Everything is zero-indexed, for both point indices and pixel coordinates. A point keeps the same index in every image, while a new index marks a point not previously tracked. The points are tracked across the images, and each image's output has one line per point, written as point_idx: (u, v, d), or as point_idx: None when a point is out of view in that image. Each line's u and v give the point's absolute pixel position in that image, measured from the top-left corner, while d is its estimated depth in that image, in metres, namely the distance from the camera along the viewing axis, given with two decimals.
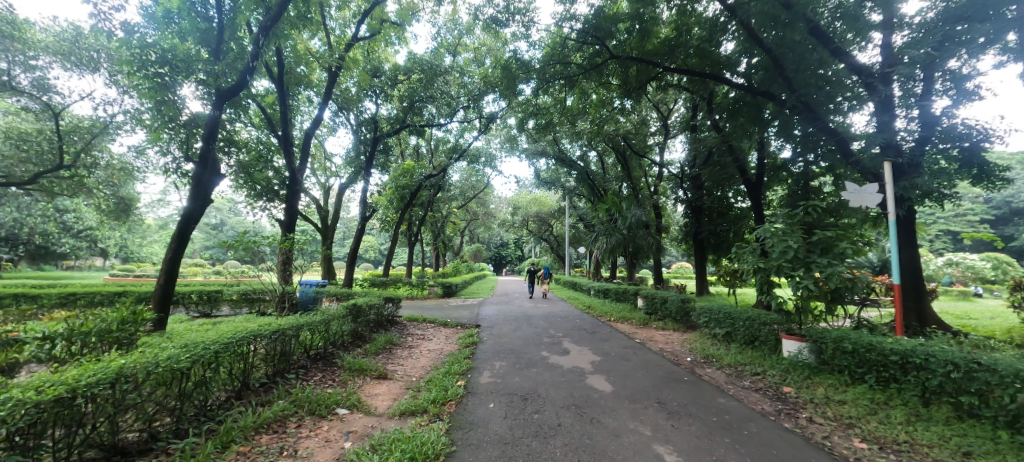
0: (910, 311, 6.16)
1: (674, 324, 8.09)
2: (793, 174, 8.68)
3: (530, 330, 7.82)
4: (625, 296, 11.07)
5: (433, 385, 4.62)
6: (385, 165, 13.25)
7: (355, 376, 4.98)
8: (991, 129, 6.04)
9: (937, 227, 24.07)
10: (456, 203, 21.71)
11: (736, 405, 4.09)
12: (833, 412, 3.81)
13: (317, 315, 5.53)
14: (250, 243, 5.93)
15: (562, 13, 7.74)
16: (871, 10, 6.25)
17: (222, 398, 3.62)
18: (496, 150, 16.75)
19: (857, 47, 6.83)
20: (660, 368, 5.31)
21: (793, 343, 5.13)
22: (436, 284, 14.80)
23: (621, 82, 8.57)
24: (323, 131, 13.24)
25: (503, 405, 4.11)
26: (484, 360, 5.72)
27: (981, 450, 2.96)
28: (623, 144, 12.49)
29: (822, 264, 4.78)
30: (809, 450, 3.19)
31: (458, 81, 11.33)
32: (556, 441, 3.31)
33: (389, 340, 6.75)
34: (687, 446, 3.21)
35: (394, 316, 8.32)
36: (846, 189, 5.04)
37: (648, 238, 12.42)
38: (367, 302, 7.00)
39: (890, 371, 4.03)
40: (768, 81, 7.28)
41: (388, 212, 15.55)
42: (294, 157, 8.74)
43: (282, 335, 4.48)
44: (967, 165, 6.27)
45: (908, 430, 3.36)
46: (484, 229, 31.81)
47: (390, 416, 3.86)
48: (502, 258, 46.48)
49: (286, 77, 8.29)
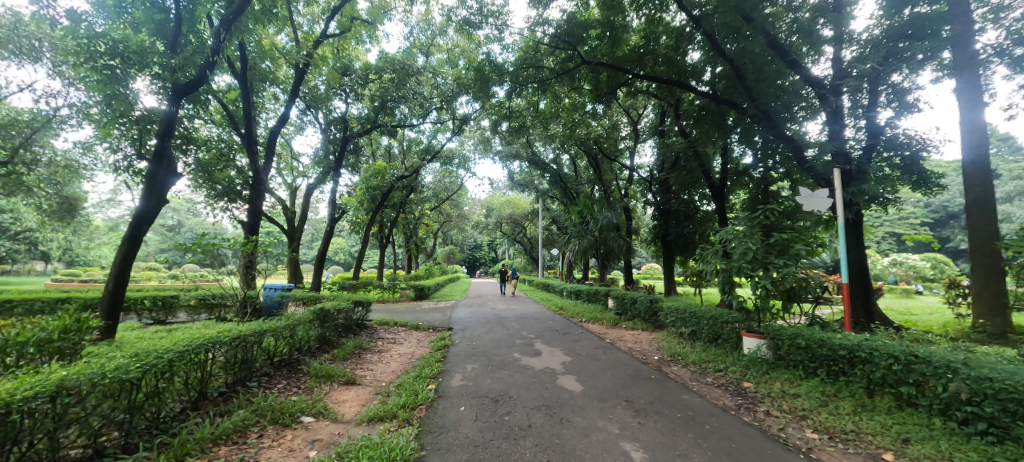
0: (857, 308, 6.56)
1: (642, 324, 8.29)
2: (754, 179, 9.08)
3: (502, 332, 7.81)
4: (596, 297, 11.25)
5: (403, 389, 4.57)
6: (356, 165, 12.89)
7: (321, 382, 4.83)
8: (928, 140, 6.57)
9: (884, 229, 25.75)
10: (429, 204, 21.43)
11: (699, 401, 4.25)
12: (788, 405, 4.02)
13: (282, 320, 5.34)
14: (208, 246, 5.62)
15: (535, 17, 7.86)
16: (823, 25, 6.66)
17: (176, 409, 3.44)
18: (470, 152, 16.70)
19: (811, 61, 7.25)
20: (629, 367, 5.44)
21: (753, 340, 5.36)
22: (408, 287, 14.56)
23: (592, 87, 8.76)
24: (290, 129, 12.82)
25: (473, 407, 4.09)
26: (456, 364, 5.68)
27: (918, 436, 3.21)
28: (595, 149, 12.71)
29: (778, 264, 5.03)
30: (767, 443, 3.34)
31: (431, 81, 11.22)
32: (526, 442, 3.33)
33: (358, 345, 6.59)
34: (652, 442, 3.30)
35: (364, 321, 8.12)
36: (800, 193, 5.36)
37: (619, 240, 12.68)
38: (336, 306, 6.80)
39: (840, 365, 4.29)
40: (730, 90, 7.63)
41: (359, 213, 15.19)
42: (257, 156, 8.39)
43: (243, 342, 4.30)
44: (908, 172, 6.78)
45: (855, 420, 3.58)
46: (458, 231, 31.60)
47: (358, 422, 3.77)
48: (476, 261, 46.05)
49: (251, 74, 7.97)
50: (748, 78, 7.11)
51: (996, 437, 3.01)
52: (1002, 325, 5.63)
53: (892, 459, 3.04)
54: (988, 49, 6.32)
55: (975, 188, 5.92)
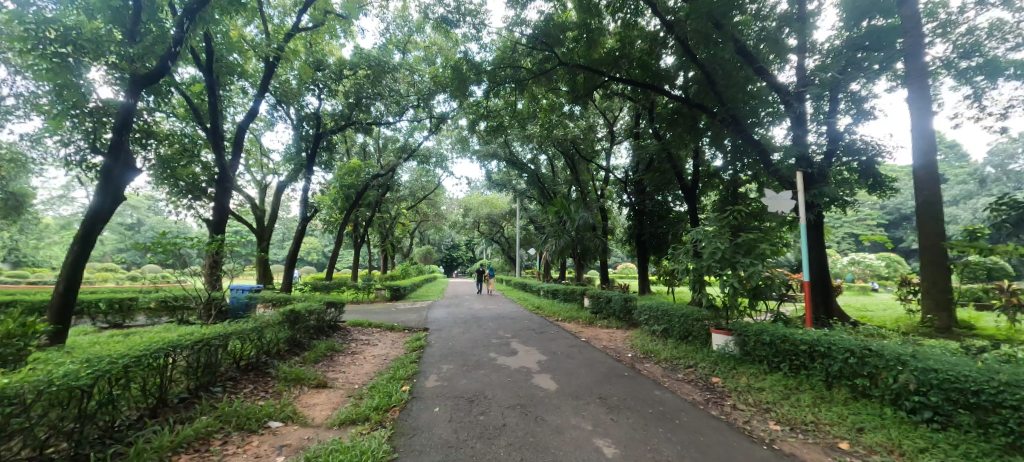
0: (818, 305, 6.88)
1: (617, 322, 8.44)
2: (724, 181, 9.39)
3: (478, 332, 7.78)
4: (573, 296, 11.37)
5: (377, 391, 4.49)
6: (330, 163, 12.57)
7: (291, 386, 4.69)
8: (883, 146, 6.96)
9: (843, 230, 27.17)
10: (405, 204, 21.13)
11: (669, 396, 4.37)
12: (753, 399, 4.18)
13: (249, 322, 5.14)
14: (169, 245, 5.34)
15: (513, 18, 7.89)
16: (788, 35, 6.95)
17: (133, 417, 3.26)
18: (447, 151, 16.57)
19: (777, 68, 7.56)
20: (603, 365, 5.53)
21: (721, 337, 5.53)
22: (383, 287, 14.33)
23: (569, 88, 8.83)
24: (260, 125, 12.39)
25: (448, 408, 4.07)
26: (431, 364, 5.62)
27: (871, 425, 3.39)
28: (572, 149, 12.86)
29: (745, 263, 5.22)
30: (732, 435, 3.46)
31: (407, 79, 11.09)
32: (500, 441, 3.33)
33: (330, 347, 6.43)
34: (624, 438, 3.37)
35: (337, 322, 7.94)
36: (765, 195, 5.57)
37: (595, 240, 12.86)
38: (307, 308, 6.61)
39: (801, 359, 4.49)
40: (702, 95, 7.85)
41: (332, 212, 14.84)
42: (224, 151, 8.07)
43: (206, 345, 4.11)
44: (865, 176, 7.18)
45: (814, 412, 3.75)
46: (435, 231, 31.31)
47: (329, 426, 3.68)
48: (453, 261, 45.71)
49: (217, 67, 7.66)
50: (718, 83, 7.34)
51: (941, 424, 3.22)
52: (947, 319, 6.02)
53: (848, 448, 3.20)
54: (936, 61, 6.76)
55: (924, 191, 6.32)
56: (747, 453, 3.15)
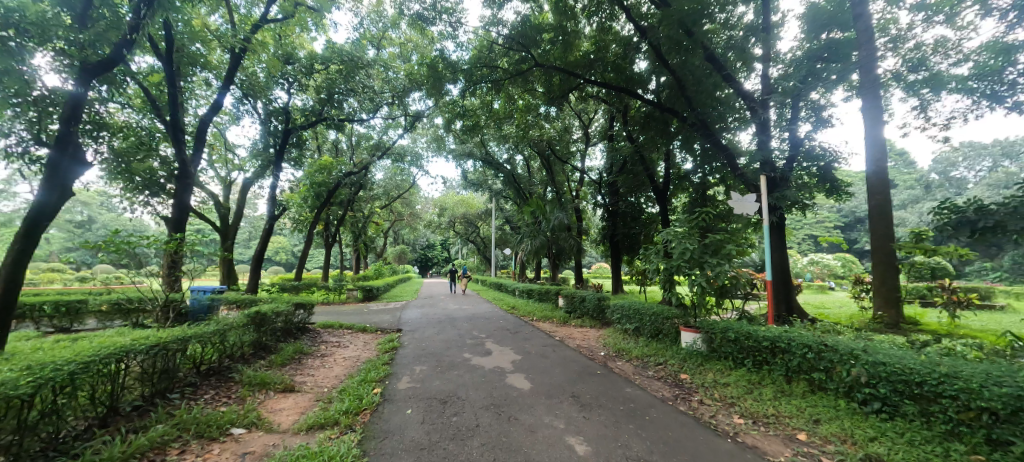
0: (780, 303, 7.20)
1: (590, 321, 8.58)
2: (693, 184, 9.68)
3: (453, 333, 7.72)
4: (547, 296, 11.45)
5: (347, 395, 4.38)
6: (299, 160, 12.18)
7: (255, 391, 4.51)
8: (839, 152, 7.36)
9: (803, 232, 28.64)
10: (379, 203, 20.73)
11: (640, 393, 4.47)
12: (719, 394, 4.34)
13: (211, 325, 4.92)
14: (122, 244, 5.02)
15: (490, 17, 7.89)
16: (754, 44, 7.24)
17: (80, 428, 3.05)
18: (423, 149, 16.38)
19: (744, 76, 7.86)
20: (576, 364, 5.60)
21: (689, 335, 5.70)
22: (355, 288, 14.01)
23: (545, 89, 8.91)
24: (224, 118, 11.85)
25: (421, 410, 4.01)
26: (403, 366, 5.54)
27: (826, 417, 3.58)
28: (548, 150, 12.97)
29: (712, 263, 5.40)
30: (699, 429, 3.58)
31: (381, 76, 10.88)
32: (473, 442, 3.31)
33: (298, 350, 6.23)
34: (595, 435, 3.42)
35: (306, 324, 7.70)
36: (731, 198, 5.78)
37: (570, 240, 13.01)
38: (273, 309, 6.38)
39: (763, 355, 4.68)
40: (673, 100, 8.06)
41: (302, 210, 14.39)
42: (184, 146, 7.68)
43: (163, 350, 3.89)
44: (823, 180, 7.58)
45: (774, 405, 3.93)
46: (410, 230, 30.88)
47: (295, 432, 3.56)
48: (428, 261, 45.19)
49: (177, 57, 7.29)
50: (689, 89, 7.56)
51: (888, 413, 3.43)
52: (895, 316, 6.43)
53: (806, 438, 3.37)
54: (887, 74, 7.24)
55: (876, 196, 6.73)
56: (713, 446, 3.26)
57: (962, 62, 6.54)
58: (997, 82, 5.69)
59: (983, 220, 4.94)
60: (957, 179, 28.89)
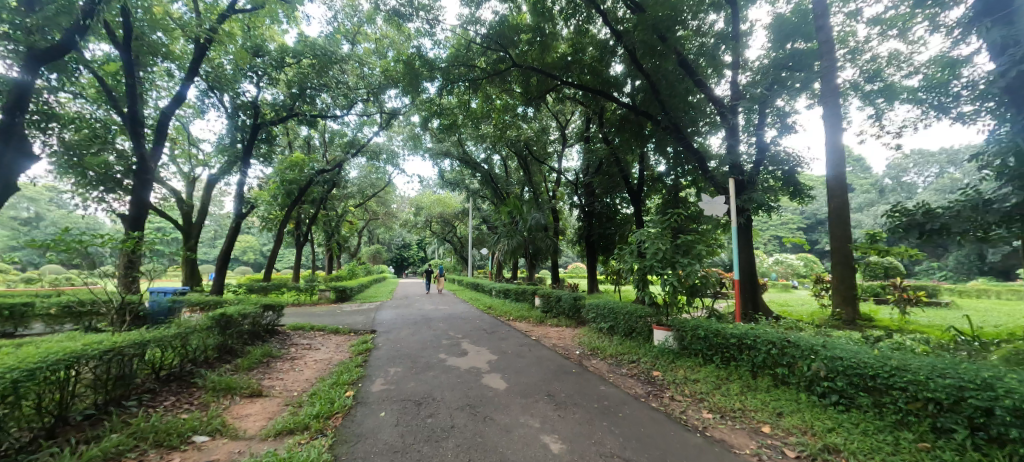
0: (747, 301, 7.48)
1: (566, 320, 8.67)
2: (666, 186, 9.94)
3: (428, 333, 7.64)
4: (523, 296, 11.49)
5: (317, 398, 4.26)
6: (269, 156, 11.75)
7: (220, 397, 4.32)
8: (802, 157, 7.72)
9: (769, 233, 29.90)
10: (353, 201, 20.30)
11: (613, 391, 4.56)
12: (689, 390, 4.47)
13: (171, 328, 4.68)
14: (74, 243, 4.72)
15: (468, 16, 7.86)
16: (725, 52, 7.50)
17: (23, 440, 2.85)
18: (399, 148, 16.13)
19: (715, 82, 8.13)
20: (552, 363, 5.64)
21: (662, 333, 5.84)
22: (328, 288, 13.67)
23: (523, 89, 8.95)
24: (188, 111, 11.31)
25: (394, 412, 3.95)
26: (377, 367, 5.44)
27: (788, 410, 3.75)
28: (525, 151, 13.02)
29: (684, 263, 5.56)
30: (669, 425, 3.68)
31: (356, 71, 10.64)
32: (447, 443, 3.29)
33: (266, 353, 6.01)
34: (570, 434, 3.45)
35: (275, 326, 7.44)
36: (702, 200, 5.96)
37: (546, 241, 13.11)
38: (240, 311, 6.13)
39: (731, 352, 4.85)
40: (647, 103, 8.25)
41: (272, 208, 13.91)
42: (143, 139, 7.29)
43: (119, 355, 3.68)
44: (787, 183, 7.93)
45: (741, 399, 4.09)
46: (385, 230, 30.33)
47: (262, 438, 3.43)
48: (404, 260, 44.57)
49: (136, 45, 6.91)
50: (662, 92, 7.75)
51: (845, 405, 3.62)
52: (852, 312, 6.80)
53: (769, 431, 3.52)
54: (846, 83, 7.66)
55: (835, 199, 7.08)
56: (682, 440, 3.36)
57: (912, 74, 6.99)
58: (944, 95, 5.92)
59: (930, 223, 5.31)
60: (908, 184, 30.87)
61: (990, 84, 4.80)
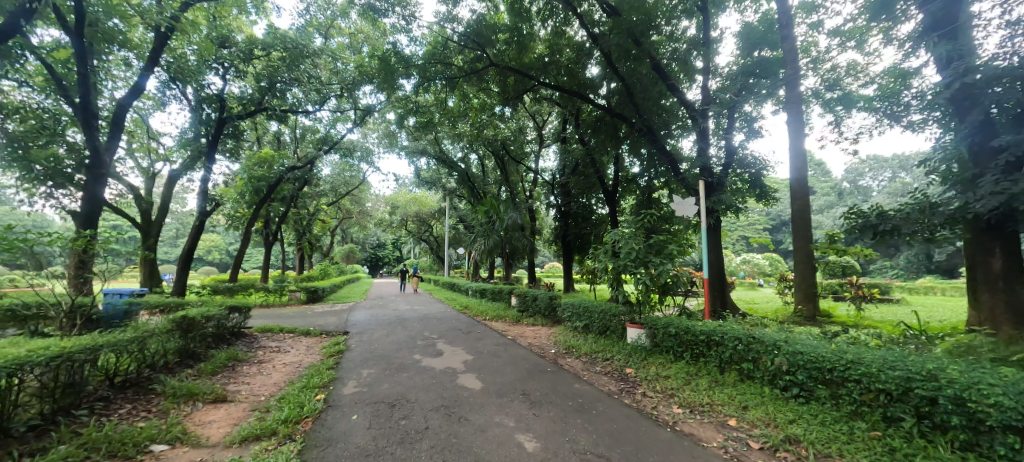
0: (715, 299, 7.75)
1: (542, 319, 8.73)
2: (640, 187, 10.16)
3: (403, 334, 7.53)
4: (500, 295, 11.49)
5: (286, 402, 4.13)
6: (235, 151, 11.28)
7: (181, 403, 4.12)
8: (767, 161, 8.05)
9: (738, 233, 31.05)
10: (326, 199, 19.77)
11: (588, 388, 4.63)
12: (661, 386, 4.59)
13: (127, 332, 4.43)
14: (17, 242, 4.41)
15: (445, 13, 7.79)
16: (696, 57, 7.73)
17: None
18: (374, 145, 15.82)
19: (687, 86, 8.36)
20: (528, 362, 5.67)
21: (635, 331, 5.96)
22: (298, 289, 13.26)
23: (500, 89, 8.97)
24: (147, 103, 10.72)
25: (367, 415, 3.88)
26: (349, 369, 5.33)
27: (753, 403, 3.91)
28: (502, 150, 13.02)
29: (656, 262, 5.70)
30: (641, 420, 3.77)
31: (329, 66, 10.34)
32: (422, 445, 3.26)
33: (232, 357, 5.78)
34: (545, 432, 3.49)
35: (241, 328, 7.16)
36: (673, 201, 6.12)
37: (523, 240, 13.15)
38: (203, 313, 5.87)
39: (700, 348, 5.01)
40: (622, 106, 8.40)
41: (238, 206, 13.37)
42: (97, 131, 6.87)
43: (68, 361, 3.45)
44: (754, 186, 8.26)
45: (709, 394, 4.23)
46: (359, 229, 29.69)
47: (226, 445, 3.30)
48: (379, 260, 43.81)
49: (88, 32, 6.49)
50: (637, 95, 7.92)
51: (805, 397, 3.81)
52: (812, 309, 7.15)
53: (736, 424, 3.66)
54: (808, 91, 8.04)
55: (797, 202, 7.42)
56: (654, 435, 3.45)
57: (868, 84, 7.41)
58: (896, 104, 6.29)
59: (883, 224, 5.65)
60: (864, 188, 32.75)
61: (936, 95, 5.14)
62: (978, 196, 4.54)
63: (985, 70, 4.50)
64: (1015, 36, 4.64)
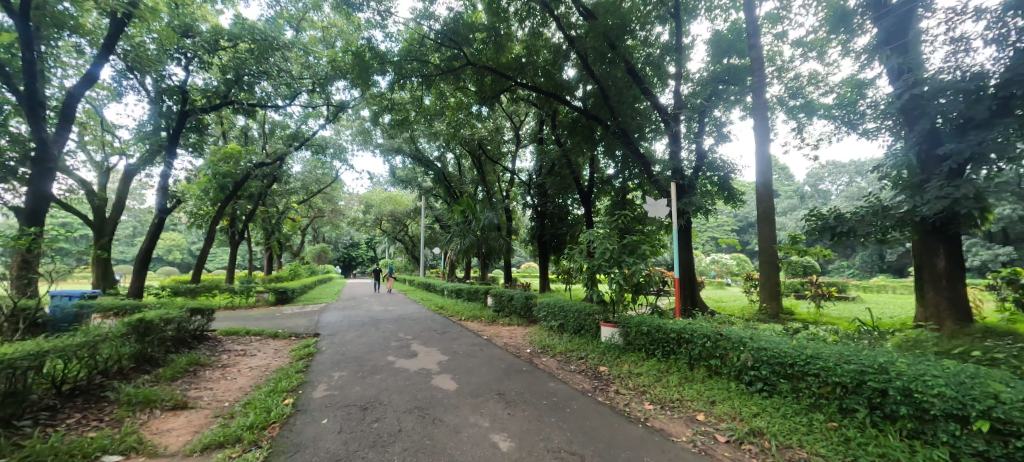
0: (686, 298, 7.97)
1: (518, 319, 8.76)
2: (615, 188, 10.35)
3: (376, 335, 7.40)
4: (476, 296, 11.44)
5: (252, 408, 3.98)
6: (199, 146, 10.77)
7: (136, 411, 3.90)
8: (735, 165, 8.36)
9: (707, 234, 32.13)
10: (297, 197, 19.18)
11: (562, 387, 4.69)
12: (633, 383, 4.70)
13: (77, 337, 4.15)
14: None
15: (421, 10, 7.71)
16: (669, 62, 7.95)
17: None
18: (347, 143, 15.46)
19: (660, 90, 8.58)
20: (503, 362, 5.67)
21: (608, 329, 6.07)
22: (267, 290, 12.80)
23: (477, 88, 8.95)
24: (101, 93, 10.09)
25: (338, 418, 3.79)
26: (320, 372, 5.19)
27: (720, 398, 4.05)
28: (479, 150, 12.99)
29: (629, 262, 5.83)
30: (614, 417, 3.84)
31: (300, 60, 10.04)
32: (394, 447, 3.21)
33: (193, 361, 5.51)
34: (519, 431, 3.51)
35: (204, 331, 6.84)
36: (646, 202, 6.26)
37: (499, 240, 13.15)
38: (162, 316, 5.57)
39: (670, 345, 5.16)
40: (598, 108, 8.54)
41: (202, 203, 12.76)
42: (43, 122, 6.41)
43: (9, 368, 3.20)
44: (722, 188, 8.56)
45: (679, 390, 4.36)
46: (332, 228, 28.94)
47: (186, 454, 3.14)
48: (352, 260, 42.87)
49: (35, 16, 6.02)
50: (612, 98, 8.06)
51: (768, 391, 3.98)
52: (775, 307, 7.47)
53: (703, 418, 3.79)
54: (774, 98, 8.41)
55: (762, 204, 7.74)
56: (626, 432, 3.53)
57: (827, 93, 7.83)
58: (852, 113, 6.67)
59: (840, 226, 5.99)
60: (823, 192, 34.55)
61: (889, 105, 5.47)
62: (925, 200, 4.87)
63: (932, 83, 4.83)
64: (958, 53, 5.04)
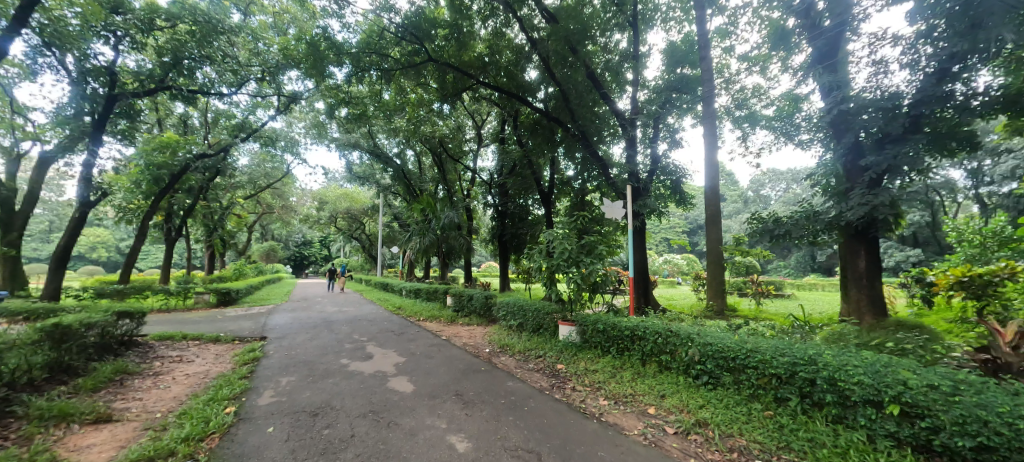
0: (640, 297, 8.30)
1: (477, 319, 8.74)
2: (574, 189, 10.58)
3: (329, 337, 7.11)
4: (435, 295, 11.27)
5: (188, 418, 3.70)
6: (128, 133, 9.83)
7: (50, 427, 3.51)
8: (686, 169, 8.82)
9: (660, 236, 33.62)
10: (243, 191, 18.01)
11: (520, 385, 4.74)
12: (588, 380, 4.84)
13: None
14: None
15: (381, 2, 7.50)
16: (627, 69, 8.23)
17: None
18: (299, 136, 14.72)
19: (618, 95, 8.86)
20: (462, 362, 5.65)
21: (566, 328, 6.20)
22: (208, 290, 11.94)
23: (438, 85, 8.84)
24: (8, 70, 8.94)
25: (285, 426, 3.61)
26: (266, 378, 4.92)
27: (669, 392, 4.26)
28: (441, 148, 12.82)
29: (586, 262, 5.99)
30: (570, 414, 3.94)
31: (248, 46, 9.43)
32: (346, 454, 3.10)
33: (119, 370, 5.03)
34: (476, 431, 3.51)
35: (133, 337, 6.25)
36: (603, 203, 6.45)
37: (460, 239, 13.04)
38: (83, 320, 5.04)
39: (624, 342, 5.36)
40: (559, 110, 8.70)
41: (132, 196, 11.65)
42: None
43: None
44: (675, 191, 8.99)
45: (632, 385, 4.54)
46: (283, 225, 27.46)
47: None
48: (305, 259, 40.91)
49: None
50: (573, 101, 8.23)
51: (713, 384, 4.24)
52: (719, 304, 7.95)
53: (654, 411, 3.98)
54: (721, 108, 8.95)
55: (710, 207, 8.21)
56: (582, 428, 3.63)
57: (767, 105, 8.44)
58: (790, 124, 7.25)
59: (777, 229, 6.48)
60: (764, 197, 37.23)
61: (820, 119, 5.98)
62: (849, 206, 5.38)
63: (857, 100, 5.32)
64: (878, 74, 5.60)
